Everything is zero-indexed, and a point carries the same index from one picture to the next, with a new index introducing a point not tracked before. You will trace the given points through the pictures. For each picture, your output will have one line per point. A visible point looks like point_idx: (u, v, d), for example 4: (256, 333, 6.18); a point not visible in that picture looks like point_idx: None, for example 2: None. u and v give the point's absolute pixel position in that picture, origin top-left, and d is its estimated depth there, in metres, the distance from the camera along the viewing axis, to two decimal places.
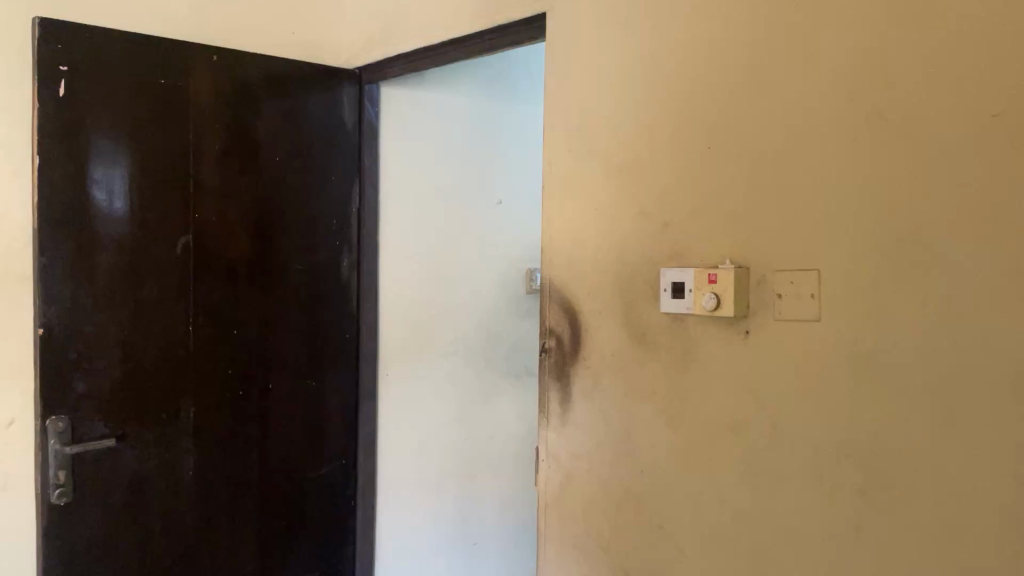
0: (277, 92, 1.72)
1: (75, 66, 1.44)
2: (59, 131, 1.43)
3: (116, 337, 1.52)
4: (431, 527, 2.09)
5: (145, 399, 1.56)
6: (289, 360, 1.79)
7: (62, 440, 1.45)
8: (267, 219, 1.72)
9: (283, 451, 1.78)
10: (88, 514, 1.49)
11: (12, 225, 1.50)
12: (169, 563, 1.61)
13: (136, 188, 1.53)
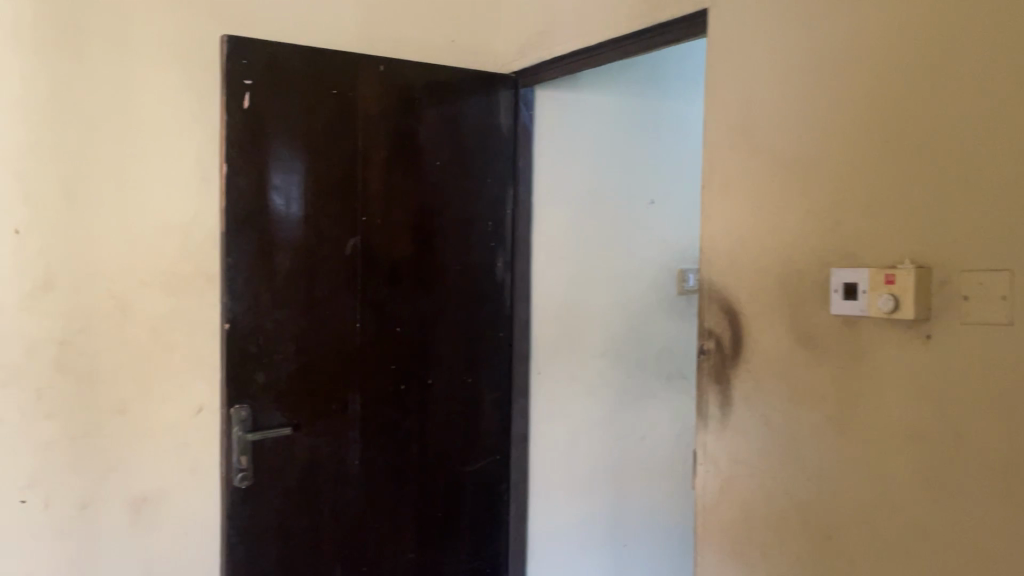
0: (438, 98, 1.78)
1: (258, 81, 1.55)
2: (244, 141, 1.55)
3: (291, 333, 1.63)
4: (582, 526, 2.10)
5: (316, 391, 1.66)
6: (448, 358, 1.84)
7: (244, 428, 1.58)
8: (427, 221, 1.78)
9: (442, 445, 1.84)
10: (266, 497, 1.61)
11: (203, 227, 1.64)
12: (337, 548, 1.70)
13: (310, 192, 1.63)
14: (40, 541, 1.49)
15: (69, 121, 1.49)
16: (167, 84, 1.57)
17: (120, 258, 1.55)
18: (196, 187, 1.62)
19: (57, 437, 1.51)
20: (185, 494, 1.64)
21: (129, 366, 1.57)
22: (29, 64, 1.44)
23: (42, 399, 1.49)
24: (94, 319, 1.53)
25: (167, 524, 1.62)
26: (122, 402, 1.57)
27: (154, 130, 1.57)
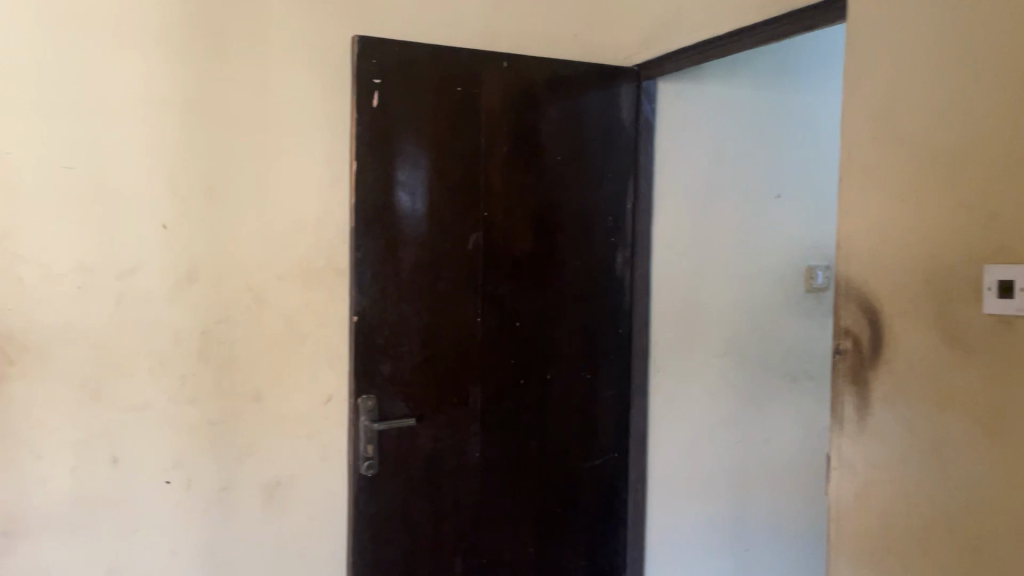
0: (560, 93, 1.77)
1: (387, 79, 1.59)
2: (373, 138, 1.59)
3: (416, 326, 1.66)
4: (701, 528, 2.07)
5: (439, 384, 1.69)
6: (567, 354, 1.83)
7: (371, 418, 1.63)
8: (549, 216, 1.78)
9: (562, 441, 1.84)
10: (391, 486, 1.65)
11: (333, 223, 1.69)
12: (457, 539, 1.73)
13: (435, 188, 1.66)
14: (182, 519, 1.59)
15: (211, 122, 1.57)
16: (301, 84, 1.63)
17: (256, 252, 1.62)
18: (327, 184, 1.67)
19: (198, 421, 1.59)
20: (315, 481, 1.70)
21: (264, 355, 1.64)
22: (176, 69, 1.53)
23: (185, 385, 1.58)
24: (232, 310, 1.61)
25: (297, 508, 1.68)
26: (258, 390, 1.64)
27: (289, 129, 1.63)
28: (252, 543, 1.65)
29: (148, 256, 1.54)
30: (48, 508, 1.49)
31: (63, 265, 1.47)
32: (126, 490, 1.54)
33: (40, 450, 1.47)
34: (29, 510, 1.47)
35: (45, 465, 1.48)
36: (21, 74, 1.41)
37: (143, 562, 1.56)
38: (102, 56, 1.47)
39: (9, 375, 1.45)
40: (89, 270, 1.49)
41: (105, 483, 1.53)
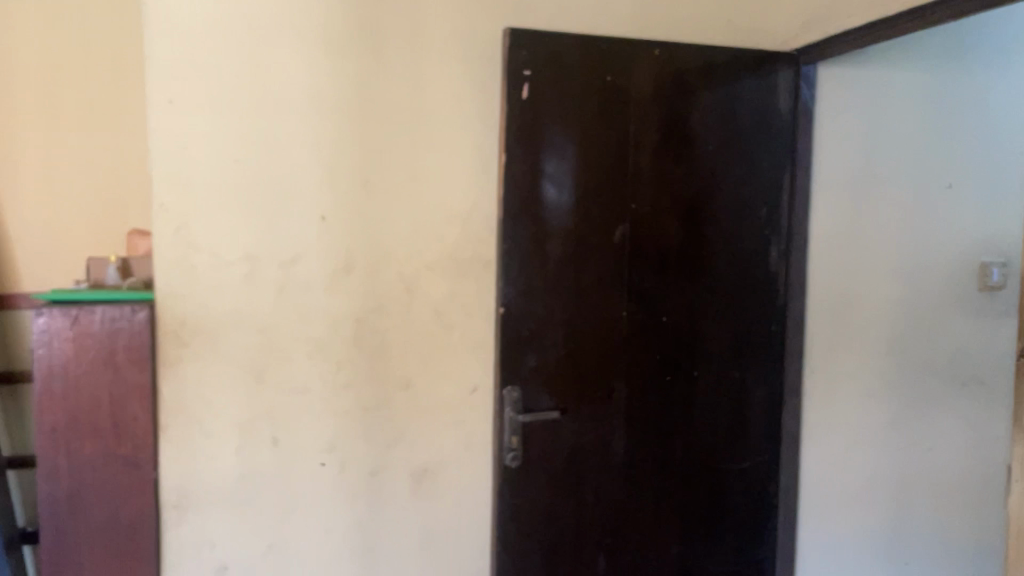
0: (713, 81, 1.71)
1: (537, 70, 1.59)
2: (522, 130, 1.59)
3: (562, 319, 1.65)
4: (856, 537, 1.96)
5: (584, 377, 1.67)
6: (715, 350, 1.77)
7: (515, 409, 1.63)
8: (699, 209, 1.73)
9: (709, 441, 1.79)
10: (535, 478, 1.65)
11: (482, 215, 1.69)
12: (600, 535, 1.71)
13: (583, 180, 1.64)
14: (336, 500, 1.65)
15: (367, 117, 1.61)
16: (453, 78, 1.64)
17: (408, 244, 1.66)
18: (476, 176, 1.68)
19: (351, 407, 1.65)
20: (462, 469, 1.72)
21: (414, 344, 1.68)
22: (334, 66, 1.58)
23: (340, 371, 1.64)
24: (384, 300, 1.65)
25: (445, 495, 1.71)
26: (407, 378, 1.68)
27: (440, 123, 1.65)
28: (401, 527, 1.69)
29: (308, 247, 1.60)
30: (217, 483, 1.59)
31: (233, 255, 1.56)
32: (286, 469, 1.62)
33: (209, 428, 1.58)
34: (198, 485, 1.58)
35: (213, 443, 1.58)
36: (197, 77, 1.51)
37: (300, 539, 1.63)
38: (267, 56, 1.54)
39: (183, 356, 1.55)
40: (255, 260, 1.57)
41: (267, 463, 1.61)
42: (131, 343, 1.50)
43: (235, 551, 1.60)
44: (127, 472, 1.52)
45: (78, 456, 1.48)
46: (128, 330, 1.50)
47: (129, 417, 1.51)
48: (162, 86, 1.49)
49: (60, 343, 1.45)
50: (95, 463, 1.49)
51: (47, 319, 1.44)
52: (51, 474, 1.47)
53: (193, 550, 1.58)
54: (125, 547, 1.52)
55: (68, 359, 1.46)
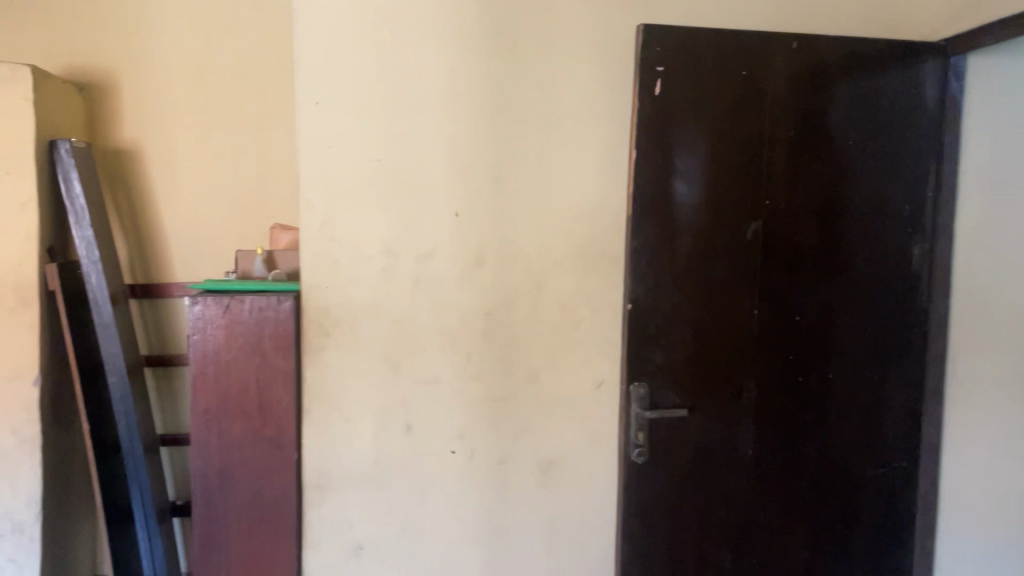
0: (854, 75, 1.66)
1: (671, 66, 1.57)
2: (653, 127, 1.58)
3: (690, 316, 1.64)
4: (1001, 552, 1.86)
5: (712, 376, 1.66)
6: (851, 351, 1.72)
7: (642, 406, 1.62)
8: (835, 206, 1.68)
9: (843, 444, 1.74)
10: (660, 476, 1.65)
11: (611, 211, 1.68)
12: (726, 535, 1.70)
13: (716, 176, 1.62)
14: (467, 487, 1.69)
15: (500, 114, 1.63)
16: (584, 74, 1.64)
17: (537, 240, 1.67)
18: (606, 173, 1.67)
19: (481, 397, 1.68)
20: (587, 463, 1.72)
21: (541, 339, 1.69)
22: (469, 65, 1.61)
23: (470, 362, 1.68)
24: (513, 294, 1.67)
25: (570, 488, 1.72)
26: (534, 371, 1.69)
27: (572, 119, 1.64)
28: (527, 517, 1.71)
29: (442, 242, 1.65)
30: (355, 466, 1.66)
31: (372, 248, 1.63)
32: (418, 455, 1.68)
33: (348, 413, 1.65)
34: (337, 467, 1.66)
35: (351, 427, 1.66)
36: (341, 79, 1.58)
37: (431, 523, 1.69)
38: (406, 57, 1.59)
39: (326, 344, 1.64)
40: (392, 253, 1.63)
41: (400, 448, 1.67)
42: (277, 330, 1.60)
43: (371, 531, 1.68)
44: (271, 452, 1.62)
45: (227, 435, 1.61)
46: (275, 319, 1.60)
47: (274, 400, 1.62)
48: (310, 88, 1.58)
49: (213, 330, 1.58)
50: (242, 442, 1.61)
51: (202, 307, 1.57)
52: (203, 451, 1.60)
53: (332, 529, 1.66)
54: (268, 522, 1.63)
55: (219, 345, 1.58)
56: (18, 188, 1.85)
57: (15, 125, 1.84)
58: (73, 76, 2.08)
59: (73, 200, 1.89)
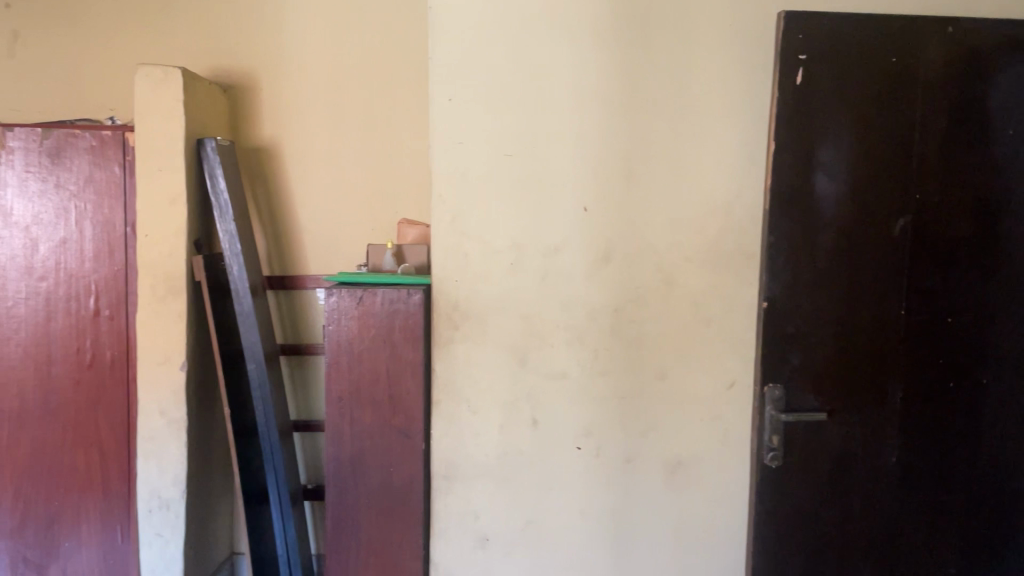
0: (1016, 59, 1.54)
1: (813, 55, 1.51)
2: (793, 118, 1.53)
3: (830, 315, 1.57)
4: None
5: (853, 379, 1.58)
6: (1009, 356, 1.60)
7: (777, 408, 1.57)
8: (993, 200, 1.57)
9: (997, 455, 1.62)
10: (796, 481, 1.59)
11: (745, 207, 1.61)
12: (866, 545, 1.62)
13: (860, 170, 1.54)
14: (592, 483, 1.66)
15: (633, 108, 1.59)
16: (721, 65, 1.58)
17: (668, 235, 1.61)
18: (742, 166, 1.60)
19: (608, 394, 1.65)
20: (718, 466, 1.66)
21: (670, 337, 1.64)
22: (603, 58, 1.58)
23: (597, 358, 1.64)
24: (643, 290, 1.63)
25: (700, 490, 1.66)
26: (662, 368, 1.64)
27: (708, 111, 1.58)
28: (654, 518, 1.67)
29: (571, 237, 1.62)
30: (481, 458, 1.67)
31: (501, 243, 1.62)
32: (544, 450, 1.66)
33: (476, 406, 1.66)
34: (465, 458, 1.67)
35: (479, 420, 1.66)
36: (474, 75, 1.59)
37: (557, 519, 1.67)
38: (538, 52, 1.58)
39: (454, 337, 1.65)
40: (520, 249, 1.62)
41: (526, 442, 1.66)
42: (407, 322, 1.63)
43: (497, 523, 1.68)
44: (400, 441, 1.66)
45: (359, 423, 1.66)
46: (404, 312, 1.63)
47: (403, 391, 1.65)
48: (444, 85, 1.60)
49: (347, 321, 1.63)
50: (372, 431, 1.65)
51: (338, 299, 1.63)
52: (337, 436, 1.66)
53: (459, 520, 1.68)
54: (396, 509, 1.67)
55: (353, 335, 1.64)
56: (168, 185, 1.96)
57: (168, 125, 1.95)
58: (219, 79, 2.23)
59: (217, 195, 2.00)
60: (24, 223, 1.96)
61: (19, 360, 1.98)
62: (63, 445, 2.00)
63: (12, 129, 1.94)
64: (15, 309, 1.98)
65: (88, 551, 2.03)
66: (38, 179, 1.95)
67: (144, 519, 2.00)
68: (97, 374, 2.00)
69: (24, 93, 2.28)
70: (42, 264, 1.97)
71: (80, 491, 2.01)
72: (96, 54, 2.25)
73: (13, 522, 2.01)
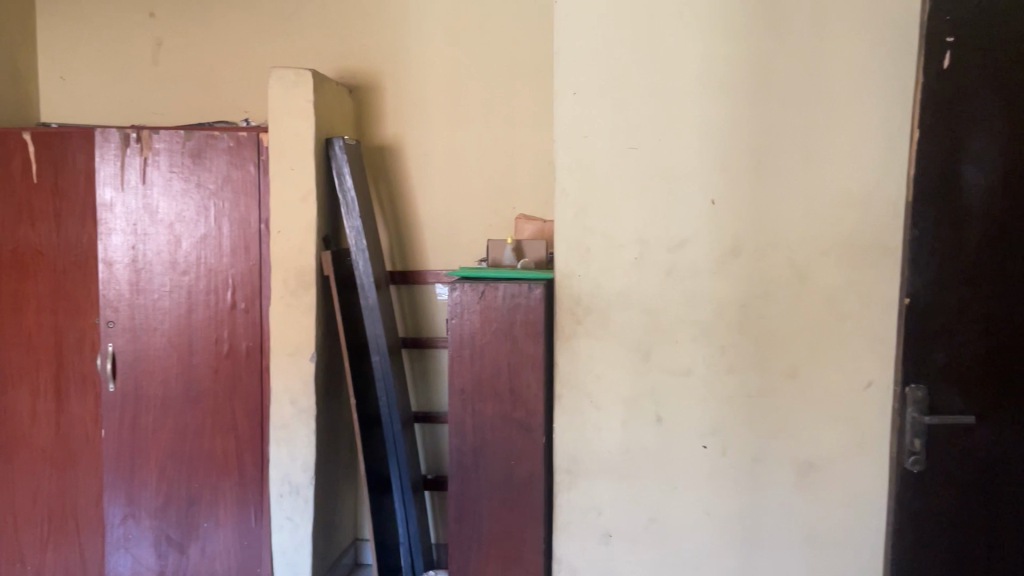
0: None
1: (962, 37, 1.41)
2: (939, 103, 1.43)
3: (979, 313, 1.47)
4: None
5: (1003, 381, 1.48)
6: None
7: (919, 410, 1.47)
8: None
9: None
10: (938, 487, 1.50)
11: (886, 197, 1.51)
12: (1015, 556, 1.52)
13: (1013, 158, 1.44)
14: (719, 483, 1.61)
15: (764, 95, 1.52)
16: (861, 47, 1.49)
17: (800, 228, 1.54)
18: (881, 154, 1.51)
19: (735, 392, 1.59)
20: (854, 468, 1.57)
21: (802, 333, 1.56)
22: (732, 46, 1.53)
23: (725, 354, 1.58)
24: (773, 285, 1.56)
25: (833, 494, 1.58)
26: (794, 366, 1.57)
27: (846, 97, 1.50)
28: (784, 521, 1.60)
29: (697, 231, 1.57)
30: (603, 453, 1.64)
31: (625, 237, 1.59)
32: (668, 448, 1.62)
33: (598, 401, 1.64)
34: (587, 451, 1.65)
35: (602, 415, 1.64)
36: (599, 69, 1.58)
37: (682, 517, 1.62)
38: (665, 42, 1.55)
39: (576, 331, 1.63)
40: (644, 242, 1.59)
41: (650, 439, 1.62)
42: (529, 317, 1.62)
43: (621, 519, 1.65)
44: (520, 435, 1.65)
45: (481, 415, 1.66)
46: (526, 306, 1.61)
47: (524, 385, 1.63)
48: (568, 79, 1.59)
49: (469, 315, 1.64)
50: (494, 423, 1.65)
51: (461, 293, 1.64)
52: (460, 428, 1.67)
53: (581, 514, 1.66)
54: (517, 501, 1.66)
55: (475, 329, 1.64)
56: (300, 183, 2.04)
57: (300, 125, 2.03)
58: (346, 80, 2.32)
59: (345, 192, 2.06)
60: (168, 220, 2.08)
61: (164, 349, 2.11)
62: (203, 431, 2.11)
63: (158, 132, 2.07)
64: (161, 301, 2.10)
65: (224, 532, 2.13)
66: (181, 179, 2.07)
67: (276, 503, 2.10)
68: (233, 364, 2.10)
69: (166, 98, 2.42)
70: (185, 259, 2.09)
71: (218, 474, 2.12)
72: (231, 59, 2.38)
73: (157, 502, 2.13)
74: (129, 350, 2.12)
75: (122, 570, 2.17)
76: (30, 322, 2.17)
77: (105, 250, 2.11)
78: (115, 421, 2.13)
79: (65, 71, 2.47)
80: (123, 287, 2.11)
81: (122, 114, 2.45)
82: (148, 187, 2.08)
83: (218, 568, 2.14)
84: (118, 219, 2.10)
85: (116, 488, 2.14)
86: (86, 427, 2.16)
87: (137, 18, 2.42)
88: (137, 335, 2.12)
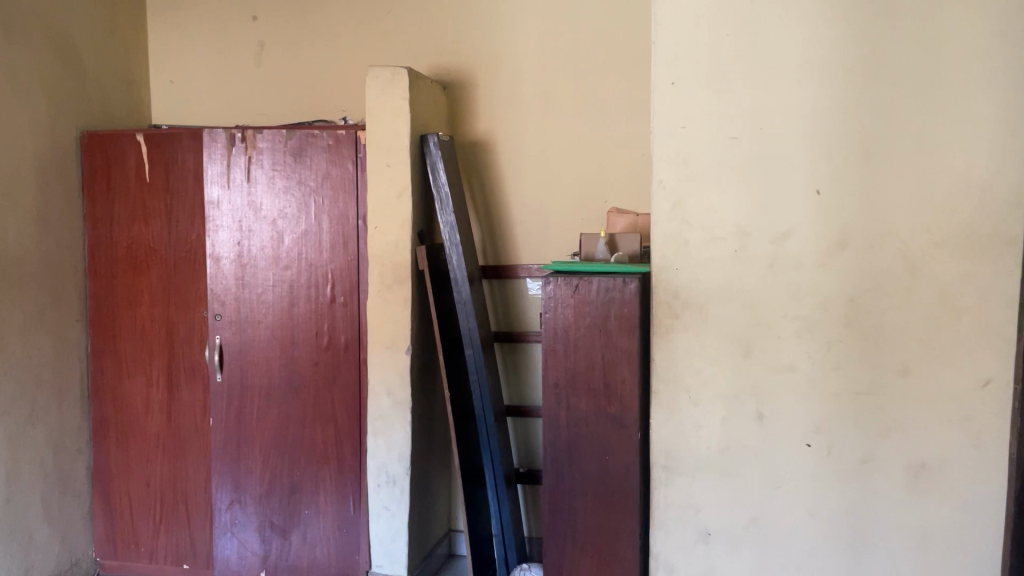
0: None
1: None
2: None
3: None
4: None
5: None
6: None
7: None
8: None
9: None
10: None
11: (1006, 184, 1.42)
12: None
13: None
14: (824, 484, 1.55)
15: (873, 79, 1.46)
16: (978, 27, 1.41)
17: (912, 218, 1.46)
18: (1001, 139, 1.41)
19: (842, 390, 1.52)
20: (970, 470, 1.48)
21: (914, 328, 1.48)
22: (838, 31, 1.47)
23: (831, 351, 1.52)
24: (883, 279, 1.49)
25: (947, 497, 1.49)
26: (905, 364, 1.49)
27: (962, 80, 1.42)
28: (894, 525, 1.52)
29: (802, 222, 1.51)
30: (702, 450, 1.60)
31: (723, 229, 1.55)
32: (770, 446, 1.57)
33: (697, 397, 1.60)
34: (685, 448, 1.61)
35: (701, 411, 1.60)
36: (699, 57, 1.55)
37: (786, 516, 1.57)
38: (767, 28, 1.50)
39: (674, 326, 1.60)
40: (745, 234, 1.54)
41: (751, 436, 1.58)
42: (624, 311, 1.60)
43: (721, 518, 1.61)
44: (615, 431, 1.63)
45: (575, 409, 1.65)
46: (620, 300, 1.60)
47: (618, 378, 1.62)
48: (666, 69, 1.56)
49: (564, 308, 1.64)
50: (588, 418, 1.64)
51: (555, 287, 1.64)
52: (554, 421, 1.67)
53: (679, 512, 1.63)
54: (613, 496, 1.65)
55: (569, 322, 1.64)
56: (396, 179, 2.08)
57: (395, 121, 2.07)
58: (440, 77, 2.36)
59: (439, 188, 2.09)
60: (271, 217, 2.16)
61: (267, 341, 2.19)
62: (304, 421, 2.18)
63: (262, 131, 2.15)
64: (265, 295, 2.18)
65: (324, 519, 2.20)
66: (283, 176, 2.14)
67: (374, 492, 2.16)
68: (333, 356, 2.16)
69: (268, 97, 2.51)
70: (287, 254, 2.16)
71: (318, 462, 2.19)
72: (329, 57, 2.44)
73: (261, 489, 2.22)
74: (235, 342, 2.21)
75: (229, 553, 2.26)
76: (143, 316, 2.29)
77: (213, 246, 2.20)
78: (222, 410, 2.22)
79: (174, 74, 2.58)
80: (229, 281, 2.20)
81: (227, 114, 2.54)
82: (252, 185, 2.16)
83: (318, 554, 2.21)
84: (224, 216, 2.19)
85: (223, 475, 2.24)
86: (195, 415, 2.27)
87: (241, 21, 2.51)
88: (243, 328, 2.20)
